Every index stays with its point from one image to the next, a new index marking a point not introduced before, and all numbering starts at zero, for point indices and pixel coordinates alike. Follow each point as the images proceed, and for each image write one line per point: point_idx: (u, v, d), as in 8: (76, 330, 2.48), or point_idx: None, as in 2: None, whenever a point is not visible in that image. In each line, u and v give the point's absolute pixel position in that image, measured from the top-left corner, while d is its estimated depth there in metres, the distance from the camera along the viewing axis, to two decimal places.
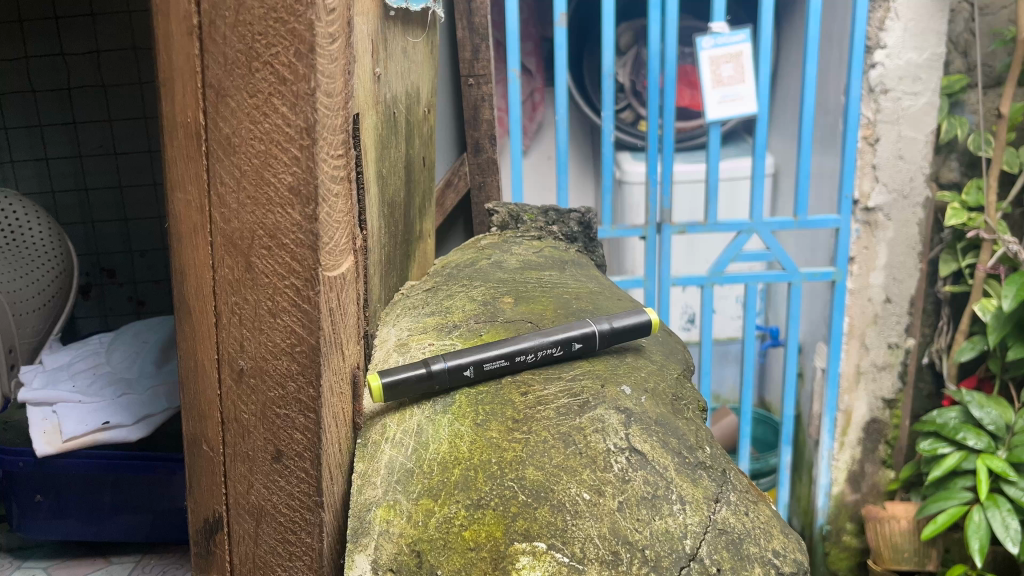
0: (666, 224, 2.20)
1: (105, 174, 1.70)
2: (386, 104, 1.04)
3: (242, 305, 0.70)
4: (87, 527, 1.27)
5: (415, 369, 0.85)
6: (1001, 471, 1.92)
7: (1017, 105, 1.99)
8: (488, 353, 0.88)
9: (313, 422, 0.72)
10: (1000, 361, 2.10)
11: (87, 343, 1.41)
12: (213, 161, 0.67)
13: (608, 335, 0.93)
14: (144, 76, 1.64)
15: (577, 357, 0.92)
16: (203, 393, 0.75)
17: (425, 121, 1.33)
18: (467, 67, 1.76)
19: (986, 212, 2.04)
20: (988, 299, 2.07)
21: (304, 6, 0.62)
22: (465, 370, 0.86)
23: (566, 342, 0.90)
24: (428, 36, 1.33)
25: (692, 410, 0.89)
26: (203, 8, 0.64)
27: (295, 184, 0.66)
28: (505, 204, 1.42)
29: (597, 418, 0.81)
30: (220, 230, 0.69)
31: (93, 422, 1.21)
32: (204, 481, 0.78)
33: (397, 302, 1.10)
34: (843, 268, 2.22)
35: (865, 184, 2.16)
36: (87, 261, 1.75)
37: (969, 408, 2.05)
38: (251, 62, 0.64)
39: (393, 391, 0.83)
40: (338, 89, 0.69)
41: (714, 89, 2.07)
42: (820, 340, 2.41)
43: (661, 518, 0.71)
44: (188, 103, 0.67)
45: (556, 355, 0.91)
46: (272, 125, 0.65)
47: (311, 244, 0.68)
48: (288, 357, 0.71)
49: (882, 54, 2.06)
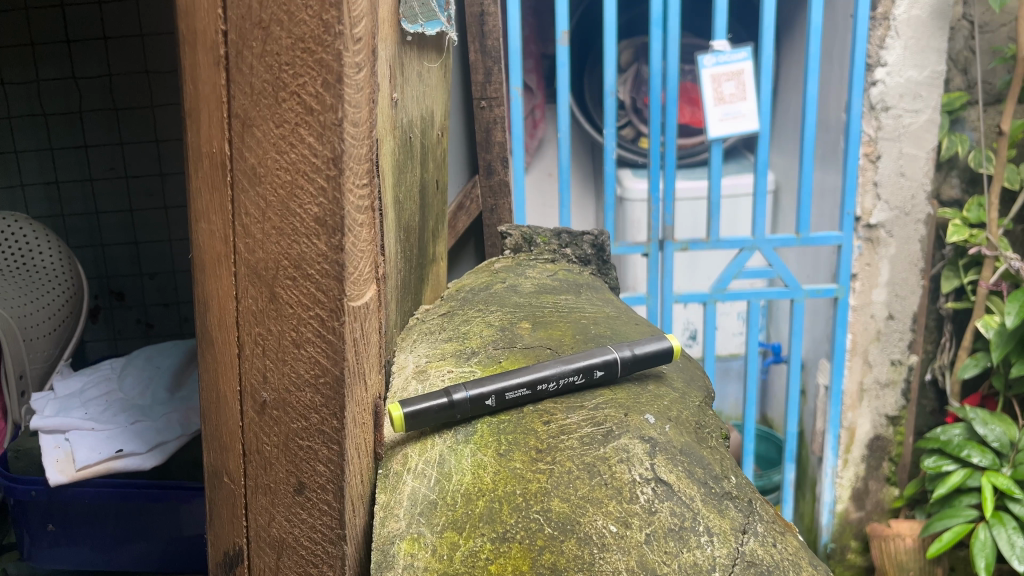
0: (670, 241, 2.20)
1: (116, 198, 1.69)
2: (402, 130, 1.04)
3: (266, 336, 0.70)
4: (99, 555, 1.27)
5: (439, 397, 0.84)
6: (1006, 489, 1.91)
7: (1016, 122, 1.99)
8: (514, 379, 0.87)
9: (337, 454, 0.71)
10: (1004, 378, 2.09)
11: (99, 368, 1.40)
12: (238, 191, 0.66)
13: (630, 361, 0.92)
14: (157, 100, 1.64)
15: (600, 383, 0.92)
16: (224, 424, 0.74)
17: (438, 145, 1.32)
18: (479, 89, 1.77)
19: (988, 229, 2.04)
20: (991, 316, 2.06)
21: (333, 36, 0.62)
22: (489, 399, 0.86)
23: (588, 369, 0.90)
24: (442, 60, 1.33)
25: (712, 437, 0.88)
26: (230, 38, 0.63)
27: (321, 215, 0.66)
28: (518, 226, 1.41)
29: (624, 450, 0.80)
30: (245, 260, 0.68)
31: (106, 450, 1.18)
32: (224, 514, 0.77)
33: (413, 326, 1.10)
34: (846, 284, 2.21)
35: (867, 201, 2.16)
36: (96, 284, 1.74)
37: (973, 425, 2.04)
38: (278, 92, 0.64)
39: (415, 419, 0.82)
40: (364, 117, 0.69)
41: (716, 107, 2.07)
42: (822, 358, 2.39)
43: (688, 550, 0.70)
44: (213, 133, 0.66)
45: (578, 383, 0.90)
46: (298, 156, 0.65)
47: (337, 275, 0.67)
48: (312, 388, 0.70)
49: (882, 71, 2.06)
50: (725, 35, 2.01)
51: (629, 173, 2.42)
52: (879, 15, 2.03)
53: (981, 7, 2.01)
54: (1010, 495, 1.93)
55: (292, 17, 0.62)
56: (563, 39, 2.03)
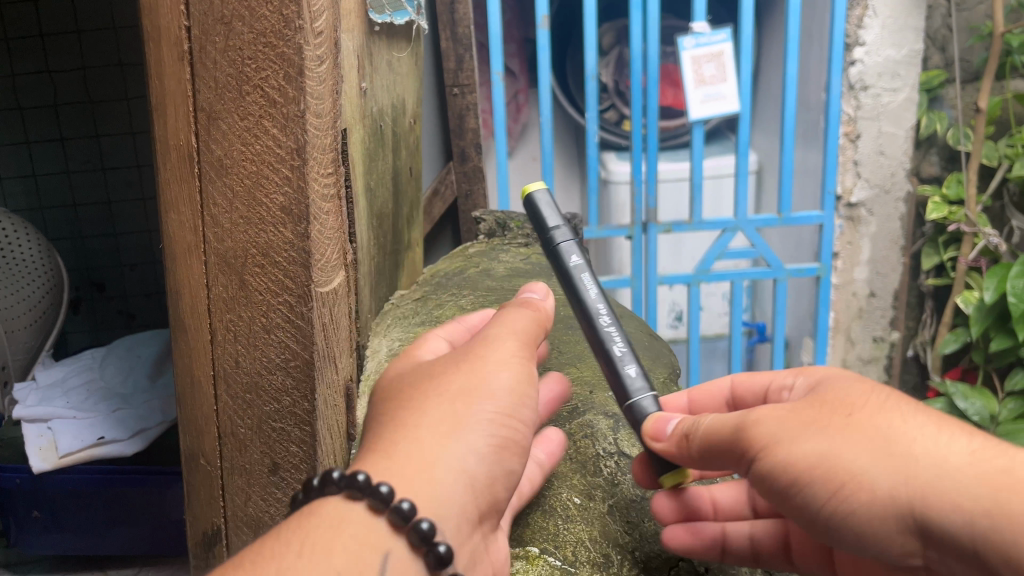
0: (652, 223, 2.22)
1: (93, 190, 1.70)
2: (373, 118, 1.06)
3: (237, 322, 0.72)
4: (86, 541, 1.30)
5: (552, 215, 0.72)
6: None
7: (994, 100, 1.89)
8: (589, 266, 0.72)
9: (309, 435, 0.74)
10: (983, 352, 1.96)
11: (80, 358, 1.42)
12: (205, 182, 0.68)
13: (636, 417, 0.67)
14: (131, 93, 1.65)
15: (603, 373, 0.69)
16: (199, 408, 0.76)
17: (411, 132, 1.34)
18: (452, 77, 1.79)
19: (967, 205, 1.95)
20: (970, 291, 1.97)
21: (293, 30, 0.64)
22: (571, 256, 0.71)
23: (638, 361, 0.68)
24: (413, 48, 1.35)
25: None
26: (193, 33, 0.65)
27: (286, 204, 0.68)
28: (492, 211, 1.44)
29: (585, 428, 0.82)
30: (214, 249, 0.70)
31: (88, 438, 1.21)
32: (202, 494, 0.79)
33: (388, 311, 1.13)
34: (828, 263, 2.20)
35: (847, 180, 2.16)
36: (77, 275, 1.75)
37: (953, 399, 1.93)
38: (242, 86, 0.66)
39: (530, 210, 0.74)
40: (327, 108, 0.71)
41: (697, 89, 2.10)
42: (805, 336, 2.39)
43: (649, 519, 0.73)
44: (179, 125, 0.68)
45: (615, 351, 0.68)
46: (263, 147, 0.67)
47: (303, 262, 0.69)
48: (283, 372, 0.73)
49: (860, 52, 2.05)
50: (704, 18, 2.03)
51: (612, 156, 2.42)
52: None
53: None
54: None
55: (253, 12, 0.64)
56: (542, 23, 2.05)
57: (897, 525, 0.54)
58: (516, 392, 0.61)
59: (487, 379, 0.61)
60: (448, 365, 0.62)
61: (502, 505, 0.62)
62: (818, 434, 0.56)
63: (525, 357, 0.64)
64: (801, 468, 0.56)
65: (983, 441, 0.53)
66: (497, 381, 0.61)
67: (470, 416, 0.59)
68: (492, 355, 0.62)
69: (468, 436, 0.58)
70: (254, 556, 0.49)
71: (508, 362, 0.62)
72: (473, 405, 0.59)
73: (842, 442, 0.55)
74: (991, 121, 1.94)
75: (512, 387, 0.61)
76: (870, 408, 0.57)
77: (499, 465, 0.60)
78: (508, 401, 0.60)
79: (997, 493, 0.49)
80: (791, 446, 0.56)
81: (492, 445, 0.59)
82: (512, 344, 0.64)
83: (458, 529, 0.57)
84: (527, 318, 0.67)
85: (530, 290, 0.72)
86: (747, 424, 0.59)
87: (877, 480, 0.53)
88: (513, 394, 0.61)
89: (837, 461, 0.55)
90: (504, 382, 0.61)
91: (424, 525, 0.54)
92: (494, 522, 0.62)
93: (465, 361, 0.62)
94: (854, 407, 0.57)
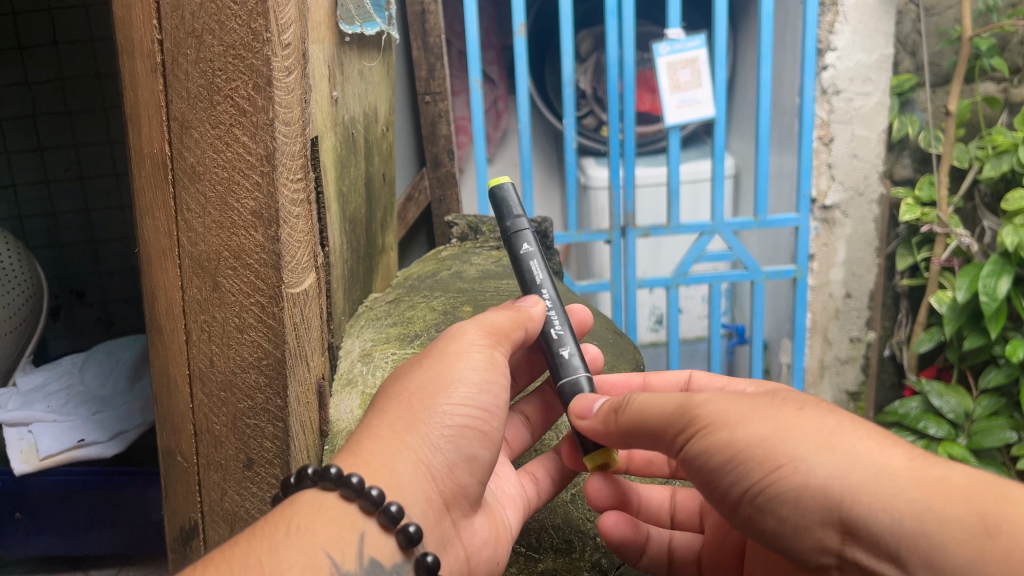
0: (631, 228, 2.25)
1: (72, 198, 1.72)
2: (344, 126, 1.09)
3: (211, 322, 0.75)
4: (66, 542, 1.33)
5: (513, 203, 0.76)
6: (961, 458, 1.85)
7: (963, 103, 1.93)
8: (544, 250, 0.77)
9: (282, 430, 0.77)
10: (958, 351, 2.00)
11: (60, 363, 1.43)
12: (179, 189, 0.71)
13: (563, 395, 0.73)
14: (109, 103, 1.67)
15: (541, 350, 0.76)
16: (176, 407, 0.78)
17: (384, 139, 1.38)
18: (424, 85, 1.82)
19: (939, 207, 1.99)
20: (943, 291, 1.99)
21: (260, 43, 0.67)
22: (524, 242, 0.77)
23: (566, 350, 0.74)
24: (384, 57, 1.38)
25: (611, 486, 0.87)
26: (165, 47, 0.68)
27: (257, 208, 0.71)
28: (465, 216, 1.48)
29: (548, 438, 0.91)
30: (189, 253, 0.73)
31: (68, 440, 1.23)
32: (179, 490, 0.82)
33: (362, 313, 1.16)
34: (804, 266, 2.23)
35: (822, 182, 2.18)
36: (57, 283, 1.77)
37: (929, 398, 1.98)
38: (212, 96, 0.69)
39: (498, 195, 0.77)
40: (296, 116, 0.74)
41: (673, 95, 2.14)
42: (783, 337, 2.43)
43: None
44: (153, 135, 0.71)
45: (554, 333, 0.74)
46: (233, 154, 0.70)
47: (274, 264, 0.72)
48: (256, 370, 0.76)
49: (832, 56, 2.07)
50: (679, 24, 2.07)
51: (590, 161, 2.45)
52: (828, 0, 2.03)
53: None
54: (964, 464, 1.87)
55: (223, 26, 0.67)
56: (519, 31, 2.08)
57: (820, 514, 0.54)
58: (476, 384, 0.65)
59: (450, 373, 0.65)
60: (417, 364, 0.67)
61: (471, 488, 0.66)
62: (766, 422, 0.58)
63: (494, 349, 0.68)
64: (739, 448, 0.58)
65: (920, 451, 0.55)
66: (458, 377, 0.65)
67: (428, 414, 0.63)
68: (453, 348, 0.67)
69: (421, 431, 0.63)
70: (241, 546, 0.53)
71: (468, 354, 0.67)
72: (432, 403, 0.64)
73: (792, 431, 0.57)
74: (960, 124, 1.98)
75: (472, 379, 0.65)
76: (819, 408, 0.59)
77: (462, 449, 0.64)
78: (470, 394, 0.65)
79: (931, 499, 0.50)
80: (737, 427, 0.58)
81: (447, 437, 0.63)
82: (475, 336, 0.68)
83: (425, 512, 0.61)
84: (502, 315, 0.70)
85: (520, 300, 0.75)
86: (691, 405, 0.61)
87: (813, 471, 0.55)
88: (474, 386, 0.65)
89: (779, 446, 0.56)
90: (466, 375, 0.65)
91: (393, 507, 0.58)
92: (465, 508, 0.66)
93: (434, 359, 0.67)
94: (802, 404, 0.59)
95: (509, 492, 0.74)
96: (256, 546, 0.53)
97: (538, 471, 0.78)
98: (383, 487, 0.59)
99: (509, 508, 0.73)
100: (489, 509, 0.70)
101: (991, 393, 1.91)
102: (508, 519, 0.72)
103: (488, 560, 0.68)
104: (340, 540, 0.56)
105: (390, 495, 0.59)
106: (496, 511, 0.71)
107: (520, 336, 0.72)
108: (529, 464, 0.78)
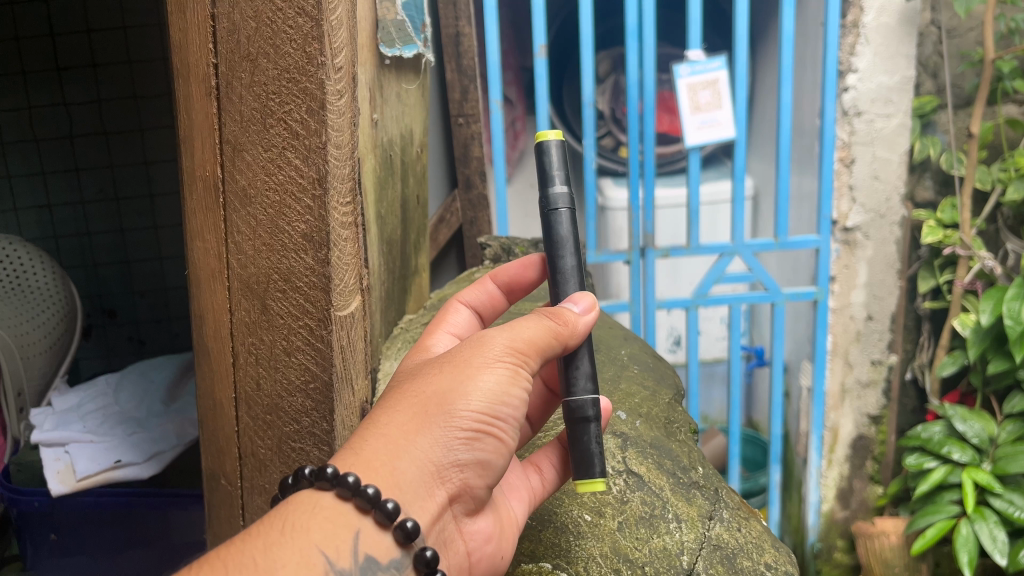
0: (650, 249, 2.23)
1: (106, 219, 1.74)
2: (383, 148, 1.10)
3: (259, 345, 0.74)
4: (95, 562, 1.32)
5: (559, 172, 0.71)
6: (986, 484, 1.81)
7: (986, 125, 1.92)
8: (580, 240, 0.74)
9: (326, 455, 0.76)
10: (981, 374, 1.98)
11: (94, 383, 1.44)
12: (230, 211, 0.71)
13: (572, 413, 0.68)
14: (145, 124, 1.69)
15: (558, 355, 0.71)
16: (221, 429, 0.78)
17: (418, 160, 1.38)
18: (457, 107, 1.83)
19: (962, 229, 1.96)
20: (966, 314, 1.98)
21: (315, 66, 0.67)
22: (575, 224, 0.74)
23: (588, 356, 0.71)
24: (420, 81, 1.39)
25: (661, 520, 0.82)
26: (220, 70, 0.68)
27: (307, 231, 0.71)
28: (497, 237, 1.48)
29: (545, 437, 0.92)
30: (237, 275, 0.73)
31: (105, 461, 1.23)
32: (223, 513, 0.82)
33: (398, 335, 1.16)
34: (825, 287, 2.15)
35: (842, 205, 2.12)
36: (88, 302, 1.78)
37: (952, 422, 1.94)
38: (266, 119, 0.69)
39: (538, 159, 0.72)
40: (346, 139, 0.74)
41: (693, 115, 2.13)
42: (805, 359, 2.33)
43: (658, 536, 0.79)
44: (206, 157, 0.71)
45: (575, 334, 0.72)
46: (286, 177, 0.70)
47: (323, 287, 0.72)
48: (303, 394, 0.75)
49: (854, 77, 2.02)
50: (699, 45, 2.05)
51: (609, 181, 2.43)
52: (849, 22, 1.99)
53: (948, 12, 1.97)
54: (990, 490, 1.84)
55: (277, 50, 0.67)
56: (540, 52, 2.08)
57: None
58: (496, 396, 0.61)
59: (471, 382, 0.60)
60: (435, 366, 0.63)
61: (479, 488, 0.63)
62: None
63: (518, 362, 0.62)
64: None
65: None
66: (477, 386, 0.60)
67: (443, 419, 0.59)
68: (476, 360, 0.62)
69: (435, 435, 0.59)
70: (236, 543, 0.54)
71: (491, 365, 0.61)
72: (449, 407, 0.59)
73: None
74: (983, 146, 1.97)
75: (493, 394, 0.60)
76: None
77: (475, 450, 0.61)
78: (486, 404, 0.60)
79: None
80: None
81: (463, 441, 0.60)
82: (500, 345, 0.62)
83: (425, 506, 0.59)
84: (538, 327, 0.64)
85: (572, 300, 0.70)
86: None
87: None
88: (492, 397, 0.60)
89: None
90: (486, 386, 0.60)
91: (389, 505, 0.57)
92: (468, 505, 0.64)
93: (453, 364, 0.62)
94: None
95: (514, 482, 0.74)
96: (251, 544, 0.53)
97: (543, 464, 0.77)
98: (380, 485, 0.58)
99: (514, 498, 0.73)
100: (497, 507, 0.69)
101: (1016, 417, 1.89)
102: (513, 510, 0.71)
103: (491, 556, 0.67)
104: (334, 537, 0.57)
105: (384, 492, 0.58)
106: (502, 503, 0.71)
107: (552, 351, 0.65)
108: (534, 458, 0.78)
